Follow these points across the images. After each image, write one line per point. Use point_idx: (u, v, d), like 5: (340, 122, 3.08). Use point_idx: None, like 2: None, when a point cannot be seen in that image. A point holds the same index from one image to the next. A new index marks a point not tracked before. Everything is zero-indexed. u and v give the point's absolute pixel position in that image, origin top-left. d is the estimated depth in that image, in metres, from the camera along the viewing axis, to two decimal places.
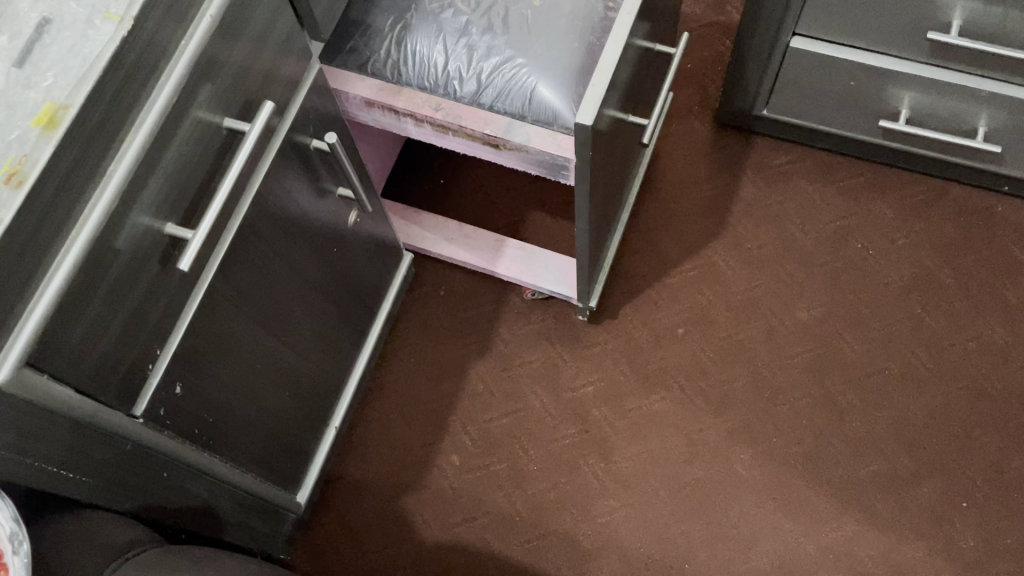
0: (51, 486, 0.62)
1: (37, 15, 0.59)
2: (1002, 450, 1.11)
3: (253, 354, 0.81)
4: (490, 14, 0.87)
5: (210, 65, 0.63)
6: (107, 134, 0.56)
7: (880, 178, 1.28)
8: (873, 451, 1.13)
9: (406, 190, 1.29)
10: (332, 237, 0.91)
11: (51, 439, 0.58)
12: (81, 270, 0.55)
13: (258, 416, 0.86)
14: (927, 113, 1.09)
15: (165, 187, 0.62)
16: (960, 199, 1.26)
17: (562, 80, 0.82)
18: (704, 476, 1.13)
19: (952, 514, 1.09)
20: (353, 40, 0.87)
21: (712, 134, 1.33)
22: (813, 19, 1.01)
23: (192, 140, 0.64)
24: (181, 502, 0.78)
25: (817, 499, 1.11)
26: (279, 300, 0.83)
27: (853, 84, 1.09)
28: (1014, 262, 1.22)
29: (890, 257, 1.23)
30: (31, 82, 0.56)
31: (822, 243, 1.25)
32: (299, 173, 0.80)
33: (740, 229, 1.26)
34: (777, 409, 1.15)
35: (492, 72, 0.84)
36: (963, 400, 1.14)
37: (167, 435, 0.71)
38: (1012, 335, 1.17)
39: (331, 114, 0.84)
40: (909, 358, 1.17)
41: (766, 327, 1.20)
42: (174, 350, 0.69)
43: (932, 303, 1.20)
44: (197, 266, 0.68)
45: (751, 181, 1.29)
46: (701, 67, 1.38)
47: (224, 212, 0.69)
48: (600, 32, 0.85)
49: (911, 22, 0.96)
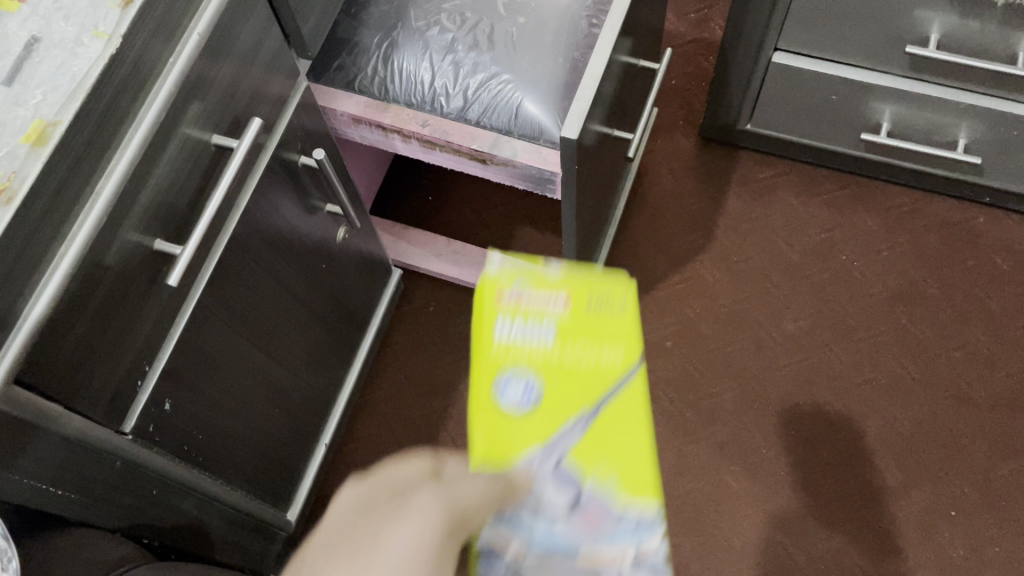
0: (43, 504, 0.62)
1: (25, 33, 0.58)
2: (989, 457, 1.12)
3: (242, 370, 0.81)
4: (476, 31, 0.88)
5: (199, 82, 0.63)
6: (96, 150, 0.57)
7: (864, 190, 1.30)
8: (862, 460, 1.13)
9: (394, 207, 1.30)
10: (321, 254, 0.91)
11: (40, 456, 0.58)
12: (71, 287, 0.56)
13: (248, 433, 0.86)
14: (908, 125, 1.11)
15: (153, 204, 0.62)
16: (943, 210, 1.27)
17: (548, 96, 0.84)
18: (694, 488, 1.13)
19: (942, 523, 1.09)
20: (340, 58, 0.88)
21: (697, 149, 1.34)
22: (794, 35, 1.03)
23: (181, 158, 0.64)
24: (171, 520, 0.77)
25: (807, 510, 1.11)
26: (268, 316, 0.83)
27: (835, 98, 1.11)
28: (997, 271, 1.23)
29: (876, 269, 1.24)
30: (20, 99, 0.55)
31: (807, 256, 1.26)
32: (287, 189, 0.80)
33: (726, 242, 1.27)
34: (766, 421, 1.16)
35: (478, 88, 0.85)
36: (950, 409, 1.15)
37: (154, 452, 0.70)
38: (997, 343, 1.18)
39: (319, 130, 0.85)
40: (896, 368, 1.18)
41: (755, 339, 1.21)
42: (163, 367, 0.69)
43: (917, 313, 1.21)
44: (186, 283, 0.69)
45: (737, 195, 1.31)
46: (685, 83, 1.40)
47: (212, 229, 0.70)
48: (584, 49, 0.86)
49: (889, 37, 0.98)
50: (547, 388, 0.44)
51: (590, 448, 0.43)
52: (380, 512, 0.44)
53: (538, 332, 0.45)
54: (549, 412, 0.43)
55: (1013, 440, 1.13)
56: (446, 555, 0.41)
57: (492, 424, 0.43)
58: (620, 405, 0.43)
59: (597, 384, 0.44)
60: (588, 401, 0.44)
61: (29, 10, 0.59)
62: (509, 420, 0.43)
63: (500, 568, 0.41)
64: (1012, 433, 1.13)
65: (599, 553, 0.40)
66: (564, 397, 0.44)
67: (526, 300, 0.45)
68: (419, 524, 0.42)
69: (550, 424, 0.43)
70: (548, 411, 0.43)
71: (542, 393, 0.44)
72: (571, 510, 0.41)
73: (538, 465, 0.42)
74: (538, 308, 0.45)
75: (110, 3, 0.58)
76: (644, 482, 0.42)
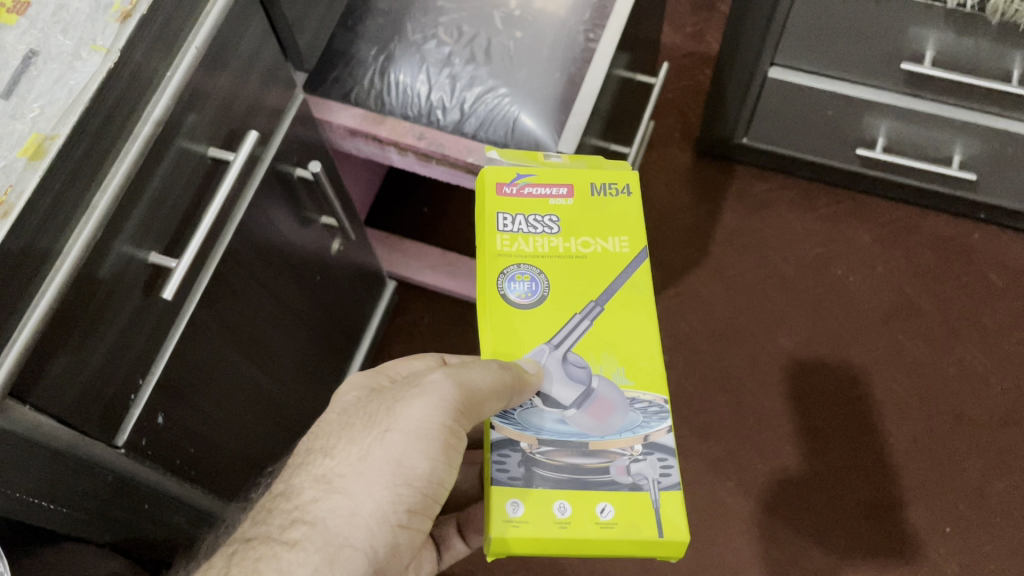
0: (32, 519, 0.62)
1: (23, 47, 0.57)
2: (983, 474, 1.12)
3: (236, 385, 0.80)
4: (473, 44, 0.88)
5: (195, 95, 0.63)
6: (92, 165, 0.56)
7: (859, 206, 1.30)
8: (857, 477, 1.13)
9: (390, 219, 1.30)
10: (315, 266, 0.91)
11: (29, 470, 0.58)
12: (64, 301, 0.55)
13: (243, 448, 0.85)
14: (903, 141, 1.11)
15: (148, 216, 0.62)
16: (937, 227, 1.28)
17: (544, 110, 0.83)
18: (689, 503, 1.13)
19: (937, 540, 1.09)
20: (337, 69, 0.88)
21: (693, 163, 1.35)
22: (791, 50, 1.03)
23: (176, 170, 0.64)
24: (158, 533, 0.77)
25: (803, 526, 1.11)
26: (261, 329, 0.83)
27: (831, 113, 1.11)
28: (991, 287, 1.23)
29: (871, 284, 1.25)
30: (17, 112, 0.54)
31: (802, 270, 1.26)
32: (281, 201, 0.80)
33: (721, 256, 1.27)
34: (761, 436, 1.16)
35: (475, 101, 0.85)
36: (944, 425, 1.15)
37: (146, 465, 0.69)
38: (991, 359, 1.19)
39: (314, 143, 0.85)
40: (890, 384, 1.18)
41: (749, 353, 1.21)
42: (156, 380, 0.68)
43: (912, 329, 1.21)
44: (180, 296, 0.68)
45: (733, 209, 1.31)
46: (681, 97, 1.40)
47: (206, 242, 0.70)
48: (581, 63, 0.86)
49: (884, 53, 0.98)
50: (554, 279, 0.57)
51: (596, 343, 0.56)
52: (398, 391, 0.54)
53: (544, 230, 0.59)
54: (554, 304, 0.57)
55: (1007, 457, 1.13)
56: (452, 426, 0.51)
57: (513, 314, 0.56)
58: (622, 299, 0.58)
59: (605, 272, 0.58)
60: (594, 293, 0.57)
61: (27, 23, 0.58)
62: (522, 311, 0.57)
63: (517, 454, 0.53)
64: (1006, 450, 1.13)
65: (606, 441, 0.53)
66: (571, 287, 0.57)
67: (528, 194, 0.60)
68: (431, 400, 0.51)
69: (564, 310, 0.57)
70: (560, 301, 0.57)
71: (546, 287, 0.57)
72: (581, 402, 0.54)
73: (550, 352, 0.55)
74: (541, 206, 0.60)
75: (108, 16, 0.57)
76: (648, 372, 0.56)
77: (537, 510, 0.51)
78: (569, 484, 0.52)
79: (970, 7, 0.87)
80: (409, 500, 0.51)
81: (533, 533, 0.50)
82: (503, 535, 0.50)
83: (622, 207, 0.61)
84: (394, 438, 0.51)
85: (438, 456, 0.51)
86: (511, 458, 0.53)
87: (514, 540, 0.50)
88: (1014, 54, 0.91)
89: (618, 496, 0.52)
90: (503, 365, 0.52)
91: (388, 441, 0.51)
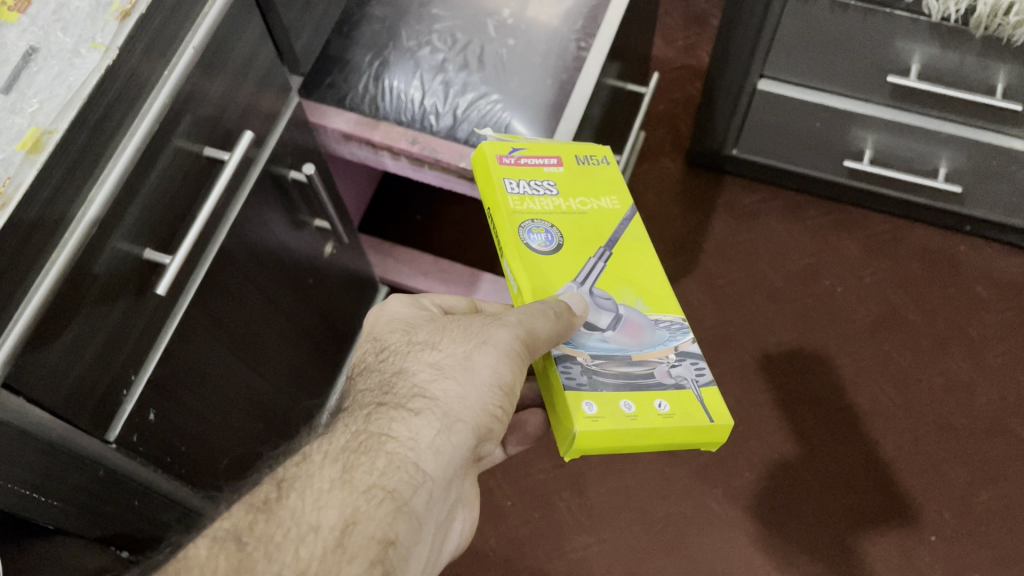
0: (27, 512, 0.62)
1: (24, 44, 0.58)
2: (969, 484, 1.13)
3: (229, 385, 0.81)
4: (466, 52, 0.89)
5: (192, 96, 0.64)
6: (89, 160, 0.57)
7: (847, 218, 1.32)
8: (843, 485, 1.14)
9: (383, 226, 1.31)
10: (308, 269, 0.92)
11: (23, 462, 0.59)
12: (60, 293, 0.56)
13: (232, 447, 0.85)
14: (891, 153, 1.13)
15: (144, 213, 0.63)
16: (924, 240, 1.30)
17: (536, 116, 0.85)
18: (677, 510, 1.13)
19: (921, 548, 1.09)
20: (332, 75, 0.89)
21: (684, 174, 1.36)
22: (779, 62, 1.05)
23: (172, 169, 0.65)
24: (147, 530, 0.78)
25: (789, 534, 1.11)
26: (255, 329, 0.83)
27: (820, 125, 1.13)
28: (977, 299, 1.25)
29: (858, 294, 1.26)
30: (16, 108, 0.55)
31: (791, 280, 1.27)
32: (276, 204, 0.81)
33: (712, 266, 1.29)
34: (749, 444, 1.17)
35: (468, 107, 0.86)
36: (930, 435, 1.16)
37: (137, 461, 0.70)
38: (976, 370, 1.20)
39: (309, 146, 0.86)
40: (876, 394, 1.19)
41: (738, 362, 1.22)
42: (149, 377, 0.69)
43: (899, 341, 1.22)
44: (174, 293, 0.69)
45: (722, 220, 1.32)
46: (673, 109, 1.42)
47: (201, 240, 0.70)
48: (573, 71, 0.87)
49: (871, 66, 1.00)
50: (569, 231, 0.61)
51: (613, 281, 0.60)
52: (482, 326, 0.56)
53: (546, 192, 0.62)
54: (572, 253, 0.60)
55: (993, 465, 1.14)
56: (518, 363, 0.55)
57: (536, 263, 0.59)
58: (628, 244, 0.62)
59: (603, 225, 0.62)
60: (601, 242, 0.61)
61: (28, 21, 0.59)
62: (544, 257, 0.59)
63: (576, 366, 0.55)
64: (991, 459, 1.14)
65: (647, 353, 0.57)
66: (583, 236, 0.61)
67: (524, 165, 0.63)
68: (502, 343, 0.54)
69: (580, 256, 0.60)
70: (575, 249, 0.60)
71: (562, 238, 0.60)
72: (616, 324, 0.58)
73: (577, 289, 0.58)
74: (539, 175, 0.63)
75: (107, 14, 0.58)
76: (663, 297, 0.60)
77: (607, 406, 0.54)
78: (630, 386, 0.55)
79: (954, 21, 0.89)
80: (481, 417, 0.55)
81: (612, 425, 0.53)
82: (585, 430, 0.52)
83: (601, 212, 0.63)
84: (454, 389, 0.55)
85: (508, 382, 0.55)
86: (574, 369, 0.55)
87: (589, 436, 0.52)
88: (998, 68, 0.93)
89: (669, 394, 0.56)
90: (561, 306, 0.54)
91: (448, 390, 0.55)
